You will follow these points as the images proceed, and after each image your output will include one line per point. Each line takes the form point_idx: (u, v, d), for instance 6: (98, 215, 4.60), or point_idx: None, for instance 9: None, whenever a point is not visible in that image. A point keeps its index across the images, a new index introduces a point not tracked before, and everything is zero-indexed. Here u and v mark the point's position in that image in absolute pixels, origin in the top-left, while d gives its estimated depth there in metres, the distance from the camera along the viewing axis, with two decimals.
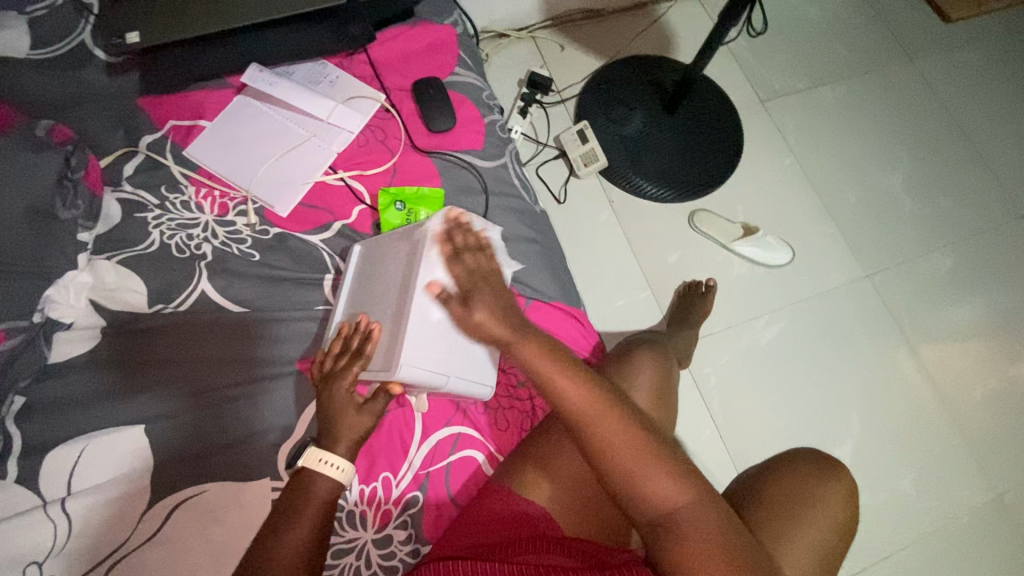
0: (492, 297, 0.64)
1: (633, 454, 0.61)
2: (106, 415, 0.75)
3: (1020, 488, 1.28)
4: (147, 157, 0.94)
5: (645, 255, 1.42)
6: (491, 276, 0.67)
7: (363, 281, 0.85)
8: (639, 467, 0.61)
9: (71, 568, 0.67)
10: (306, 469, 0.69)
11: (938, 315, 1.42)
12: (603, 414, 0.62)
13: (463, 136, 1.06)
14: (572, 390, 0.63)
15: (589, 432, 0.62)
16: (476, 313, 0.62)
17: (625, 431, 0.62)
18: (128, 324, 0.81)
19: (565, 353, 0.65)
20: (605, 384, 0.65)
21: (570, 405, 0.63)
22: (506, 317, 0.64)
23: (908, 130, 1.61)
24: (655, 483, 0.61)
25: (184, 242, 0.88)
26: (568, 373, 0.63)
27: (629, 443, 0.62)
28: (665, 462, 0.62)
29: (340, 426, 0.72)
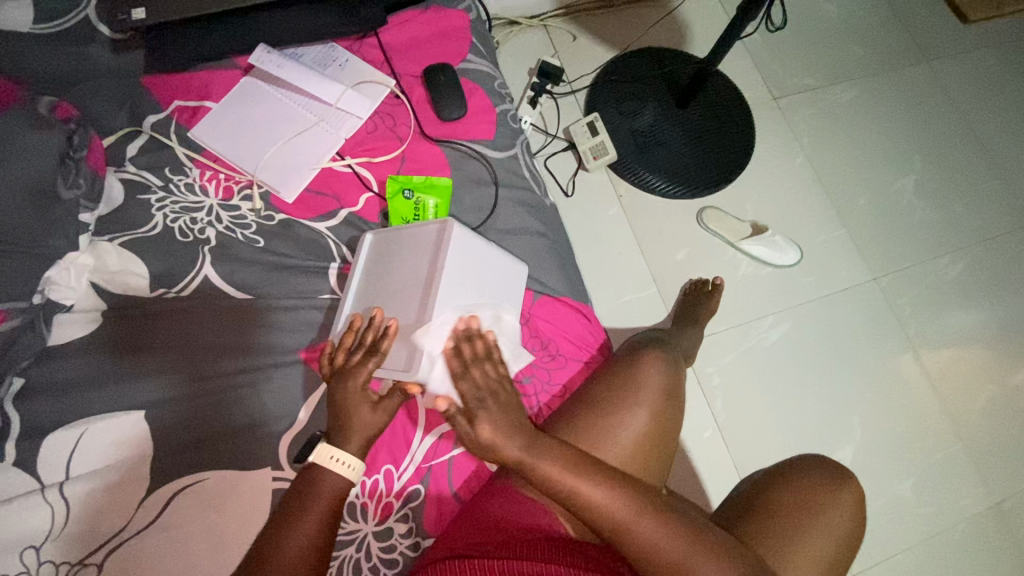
0: (497, 410, 0.70)
1: (679, 547, 0.64)
2: (106, 399, 0.74)
3: (1018, 496, 1.28)
4: (150, 138, 0.93)
5: (652, 252, 1.40)
6: (498, 388, 0.72)
7: (374, 275, 0.84)
8: (687, 559, 0.63)
9: (68, 553, 0.67)
10: (315, 465, 0.68)
11: (945, 321, 1.40)
12: (639, 515, 0.65)
13: (474, 126, 1.04)
14: (601, 493, 0.66)
15: (628, 534, 0.64)
16: (482, 432, 0.68)
17: (661, 525, 0.65)
18: (130, 308, 0.80)
19: (581, 458, 0.68)
20: (624, 479, 0.68)
21: (603, 508, 0.65)
22: (512, 433, 0.68)
23: (921, 132, 1.59)
24: (704, 570, 0.63)
25: (187, 226, 0.87)
26: (593, 476, 0.67)
27: (669, 534, 0.65)
28: (706, 548, 0.65)
29: (350, 422, 0.70)
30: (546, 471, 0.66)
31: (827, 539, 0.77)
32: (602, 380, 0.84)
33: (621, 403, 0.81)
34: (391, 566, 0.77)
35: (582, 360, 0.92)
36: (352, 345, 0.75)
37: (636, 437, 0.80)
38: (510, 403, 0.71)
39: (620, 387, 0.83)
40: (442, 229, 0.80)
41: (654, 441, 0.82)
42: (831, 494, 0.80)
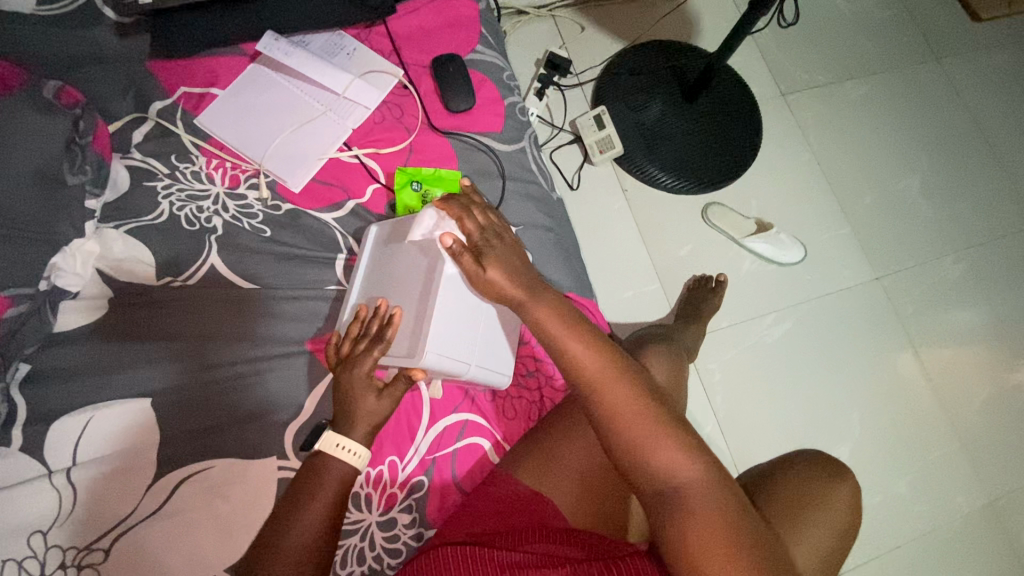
0: (500, 253, 0.69)
1: (645, 422, 0.61)
2: (112, 386, 0.74)
3: (1012, 495, 1.30)
4: (156, 124, 0.92)
5: (656, 247, 1.40)
6: (502, 238, 0.71)
7: (379, 264, 0.83)
8: (647, 436, 0.61)
9: (75, 538, 0.67)
10: (322, 452, 0.70)
11: (946, 321, 1.41)
12: (611, 378, 0.63)
13: (482, 118, 1.03)
14: (581, 347, 0.64)
15: (597, 396, 0.63)
16: (488, 269, 0.67)
17: (636, 397, 0.63)
18: (137, 296, 0.80)
19: (578, 318, 0.67)
20: (614, 352, 0.65)
21: (579, 363, 0.64)
22: (512, 275, 0.68)
23: (929, 132, 1.58)
24: (662, 451, 0.60)
25: (194, 214, 0.86)
26: (578, 330, 0.65)
27: (639, 413, 0.62)
28: (674, 433, 0.61)
29: (355, 411, 0.72)
30: (537, 316, 0.67)
31: (825, 533, 0.78)
32: None
33: None
34: (395, 555, 0.78)
35: None
36: (358, 333, 0.75)
37: None
38: (514, 254, 0.70)
39: None
40: None
41: None
42: (829, 489, 0.80)
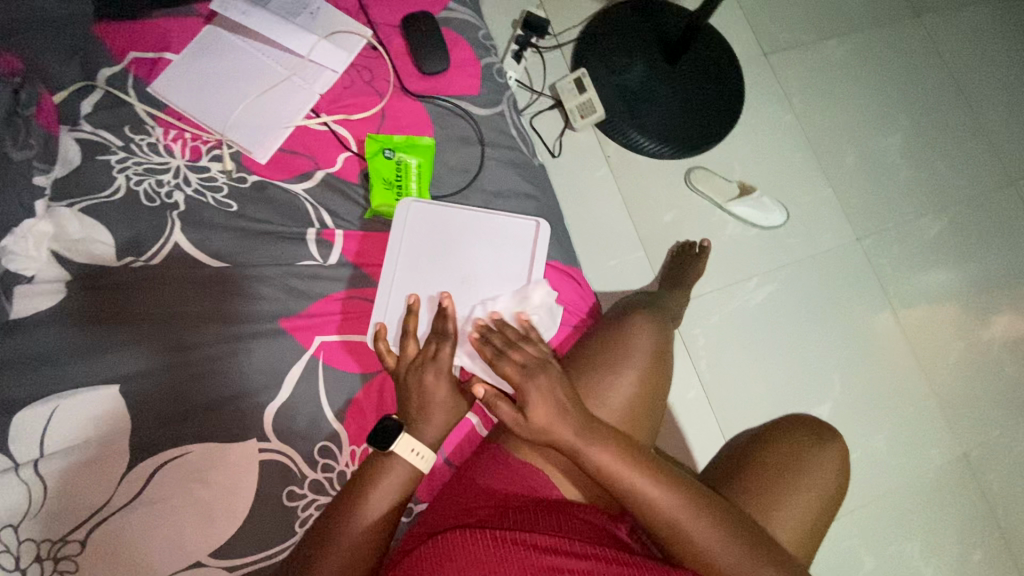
0: (546, 397, 0.68)
1: (734, 552, 0.65)
2: (76, 373, 0.70)
3: (985, 446, 1.34)
4: (106, 93, 0.86)
5: (639, 214, 1.38)
6: (540, 367, 0.71)
7: (425, 256, 0.85)
8: (737, 564, 0.65)
9: (48, 530, 0.65)
10: (394, 453, 0.67)
11: (924, 280, 1.43)
12: (690, 516, 0.65)
13: (457, 80, 0.98)
14: (656, 489, 0.66)
15: (670, 528, 0.65)
16: (533, 415, 0.68)
17: (716, 528, 0.66)
18: (96, 277, 0.75)
19: (636, 451, 0.68)
20: (675, 475, 0.68)
21: (649, 500, 0.66)
22: (562, 415, 0.68)
23: (909, 90, 1.57)
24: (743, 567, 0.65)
25: (153, 189, 0.81)
26: (646, 470, 0.67)
27: (714, 535, 0.65)
28: (758, 554, 0.65)
29: (430, 411, 0.70)
30: (598, 460, 0.67)
31: (811, 499, 0.78)
32: (591, 343, 0.83)
33: (608, 366, 0.80)
34: None
35: (572, 325, 0.91)
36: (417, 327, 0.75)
37: (626, 399, 0.79)
38: (561, 386, 0.70)
39: (609, 353, 0.81)
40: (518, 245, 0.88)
41: (642, 404, 0.81)
42: (816, 457, 0.81)
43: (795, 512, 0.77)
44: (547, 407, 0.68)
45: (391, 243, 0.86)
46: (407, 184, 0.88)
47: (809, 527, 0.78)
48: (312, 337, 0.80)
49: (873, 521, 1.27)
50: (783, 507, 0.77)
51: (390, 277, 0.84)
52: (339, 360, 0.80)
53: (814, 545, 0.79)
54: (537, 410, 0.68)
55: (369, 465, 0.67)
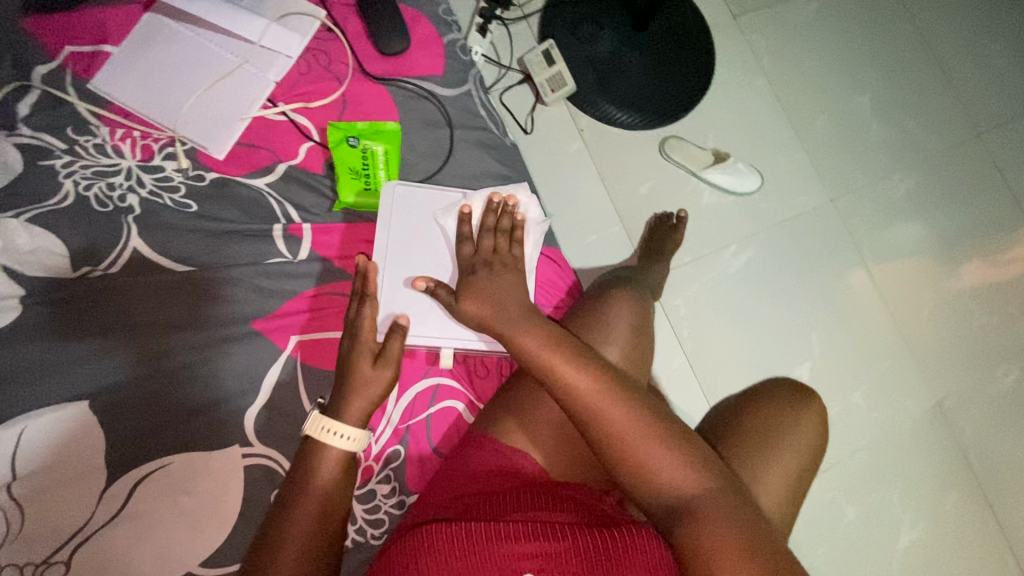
0: (486, 283, 0.72)
1: (645, 438, 0.62)
2: (40, 393, 0.67)
3: (957, 394, 1.39)
4: (44, 93, 0.80)
5: (615, 187, 1.37)
6: (503, 260, 0.75)
7: (417, 249, 0.82)
8: (652, 454, 0.62)
9: (28, 555, 0.63)
10: (310, 439, 0.66)
11: (897, 237, 1.45)
12: (611, 398, 0.64)
13: (420, 60, 0.95)
14: (572, 371, 0.65)
15: (587, 411, 0.64)
16: (463, 300, 0.71)
17: (632, 413, 0.63)
18: (52, 291, 0.71)
19: (563, 340, 0.68)
20: (600, 367, 0.66)
21: (565, 383, 0.65)
22: (496, 304, 0.70)
23: (878, 47, 1.57)
24: (658, 459, 0.62)
25: (105, 194, 0.77)
26: (569, 353, 0.66)
27: (630, 418, 0.63)
28: (678, 450, 0.63)
29: (355, 387, 0.68)
30: (522, 340, 0.68)
31: (791, 463, 0.80)
32: (571, 321, 0.83)
33: (589, 343, 0.80)
34: (377, 525, 0.78)
35: (553, 306, 0.91)
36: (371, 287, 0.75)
37: None
38: (503, 283, 0.72)
39: (590, 331, 0.81)
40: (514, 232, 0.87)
41: None
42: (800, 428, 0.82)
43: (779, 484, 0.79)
44: (483, 298, 0.71)
45: (384, 221, 0.83)
46: (375, 171, 0.85)
47: (790, 490, 0.80)
48: (288, 337, 0.78)
49: (855, 473, 1.32)
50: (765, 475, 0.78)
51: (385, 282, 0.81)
52: (318, 358, 0.78)
53: (796, 506, 0.81)
54: (474, 296, 0.72)
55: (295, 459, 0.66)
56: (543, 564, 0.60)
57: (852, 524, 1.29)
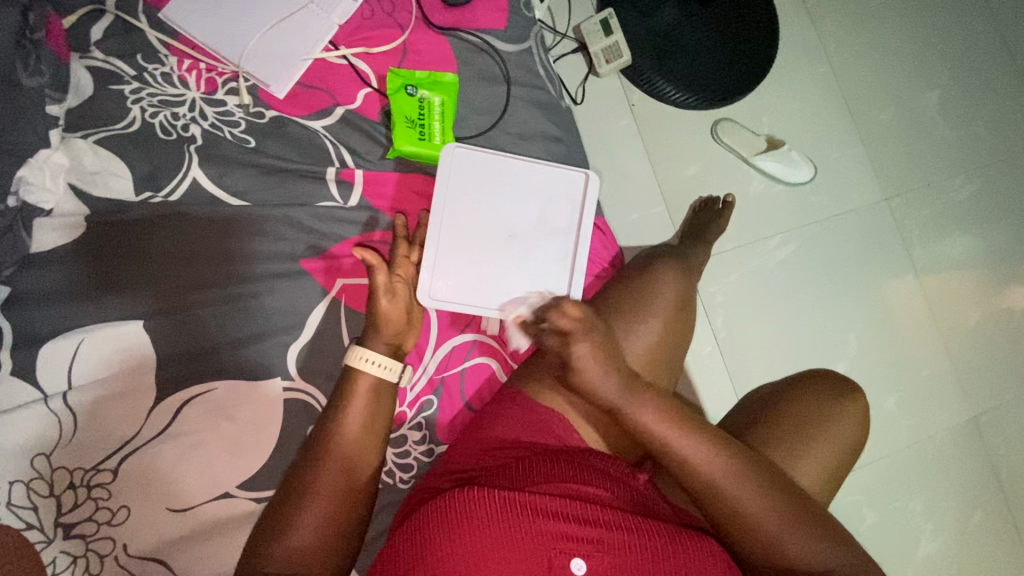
0: (600, 352, 0.66)
1: (777, 520, 0.63)
2: (98, 310, 0.70)
3: (996, 411, 1.34)
4: (116, 18, 0.82)
5: (662, 166, 1.34)
6: (596, 332, 0.65)
7: (469, 205, 0.85)
8: (782, 534, 0.62)
9: (78, 459, 0.66)
10: (349, 366, 0.69)
11: (949, 243, 1.39)
12: (741, 473, 0.64)
13: (483, 13, 0.93)
14: (693, 450, 0.65)
15: (714, 491, 0.64)
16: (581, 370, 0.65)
17: (759, 491, 0.64)
18: (114, 213, 0.74)
19: (680, 416, 0.67)
20: (723, 443, 0.66)
21: (692, 465, 0.64)
22: (610, 373, 0.66)
23: (952, 42, 1.48)
24: (797, 544, 0.62)
25: (169, 122, 0.78)
26: (686, 430, 0.66)
27: (757, 500, 0.63)
28: (802, 521, 0.63)
29: (380, 321, 0.71)
30: (642, 418, 0.66)
31: (845, 425, 0.81)
32: (613, 291, 0.82)
33: (633, 312, 0.79)
34: (406, 470, 0.80)
35: (594, 274, 0.90)
36: (420, 244, 0.81)
37: (650, 343, 0.79)
38: (611, 350, 0.67)
39: (635, 296, 0.81)
40: (568, 201, 0.88)
41: (665, 349, 0.80)
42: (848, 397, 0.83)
43: (834, 442, 0.80)
44: (599, 376, 0.66)
45: (440, 174, 0.84)
46: (430, 122, 0.85)
47: (838, 462, 0.80)
48: (334, 279, 0.80)
49: (878, 479, 1.29)
50: (824, 431, 0.80)
51: (435, 223, 0.83)
52: (359, 302, 0.80)
53: (840, 479, 0.82)
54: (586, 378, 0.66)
55: (335, 387, 0.69)
56: (593, 550, 0.60)
57: (871, 529, 1.27)
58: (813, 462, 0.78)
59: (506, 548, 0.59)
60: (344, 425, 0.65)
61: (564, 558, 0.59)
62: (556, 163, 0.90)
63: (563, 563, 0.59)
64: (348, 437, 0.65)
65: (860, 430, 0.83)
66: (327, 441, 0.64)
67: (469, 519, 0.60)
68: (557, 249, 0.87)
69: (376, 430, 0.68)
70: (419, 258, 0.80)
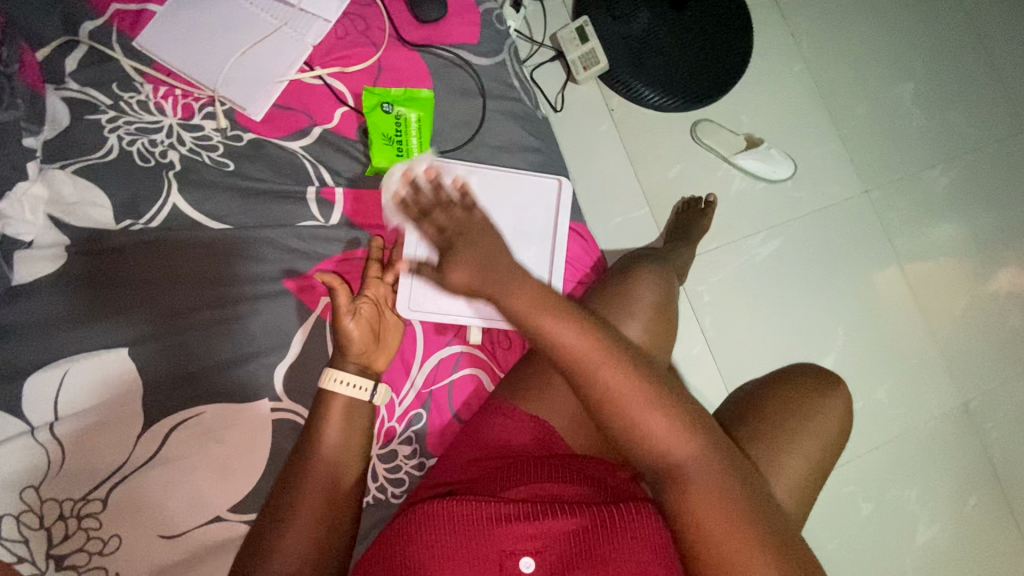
0: (471, 250, 0.61)
1: (649, 411, 0.61)
2: (83, 339, 0.70)
3: (985, 396, 1.36)
4: (90, 48, 0.83)
5: (644, 169, 1.36)
6: (466, 229, 0.62)
7: None
8: (651, 424, 0.61)
9: (67, 491, 0.65)
10: (324, 388, 0.70)
11: (930, 232, 1.41)
12: (606, 360, 0.62)
13: (456, 28, 0.95)
14: (571, 337, 0.62)
15: (587, 380, 0.62)
16: (449, 275, 0.61)
17: (634, 379, 0.62)
18: (95, 242, 0.74)
19: (562, 304, 0.63)
20: (603, 332, 0.63)
21: (568, 351, 0.62)
22: (485, 267, 0.61)
23: (924, 34, 1.51)
24: (662, 434, 0.61)
25: (147, 149, 0.79)
26: (567, 318, 0.62)
27: (631, 389, 0.61)
28: (675, 415, 0.62)
29: (344, 342, 0.72)
30: (519, 305, 0.62)
31: (828, 421, 0.82)
32: (595, 297, 0.83)
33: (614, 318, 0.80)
34: (398, 485, 0.80)
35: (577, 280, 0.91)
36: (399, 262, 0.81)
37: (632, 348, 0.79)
38: (486, 245, 0.62)
39: (617, 300, 0.81)
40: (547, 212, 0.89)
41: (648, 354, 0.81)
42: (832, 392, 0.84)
43: (819, 439, 0.81)
44: (470, 269, 0.61)
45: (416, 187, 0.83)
46: (407, 138, 0.86)
47: (824, 457, 0.82)
48: (318, 298, 0.80)
49: (872, 470, 1.30)
50: (808, 429, 0.81)
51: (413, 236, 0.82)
52: None
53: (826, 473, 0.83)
54: (459, 268, 0.61)
55: (310, 407, 0.70)
56: (541, 545, 0.61)
57: (866, 520, 1.27)
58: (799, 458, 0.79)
59: (460, 549, 0.60)
60: (321, 445, 0.66)
61: (515, 558, 0.60)
62: (534, 172, 0.91)
63: (512, 564, 0.60)
64: (325, 457, 0.66)
65: (844, 425, 0.84)
66: (303, 462, 0.65)
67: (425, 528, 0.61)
68: (536, 259, 0.87)
69: (353, 448, 0.69)
70: (393, 279, 0.80)
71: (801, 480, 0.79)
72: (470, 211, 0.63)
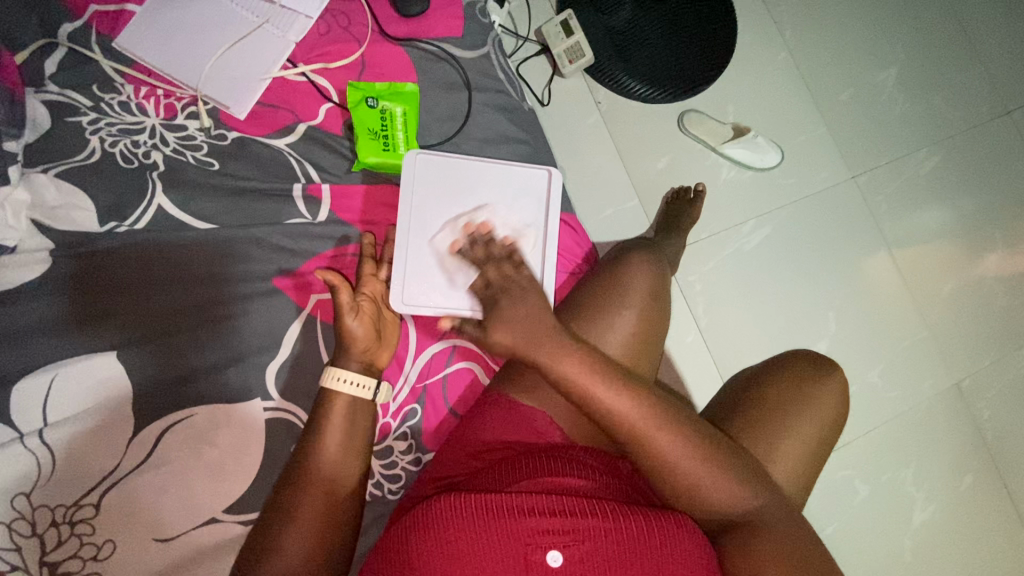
0: (516, 309, 0.66)
1: (702, 471, 0.64)
2: (71, 344, 0.69)
3: (977, 376, 1.37)
4: (70, 50, 0.82)
5: (633, 161, 1.36)
6: (513, 285, 0.68)
7: (436, 214, 0.84)
8: (705, 482, 0.64)
9: (59, 497, 0.65)
10: (326, 387, 0.69)
11: (918, 216, 1.42)
12: (661, 428, 0.64)
13: (439, 22, 0.95)
14: (622, 406, 0.64)
15: (641, 445, 0.64)
16: (494, 333, 0.66)
17: (685, 443, 0.64)
18: (80, 245, 0.73)
19: (609, 371, 0.65)
20: (650, 396, 0.66)
21: (620, 419, 0.64)
22: (529, 329, 0.66)
23: (905, 20, 1.52)
24: (717, 492, 0.64)
25: (129, 150, 0.78)
26: (615, 388, 0.64)
27: (684, 453, 0.64)
28: (727, 471, 0.65)
29: (348, 340, 0.71)
30: (569, 373, 0.64)
31: (825, 402, 0.83)
32: (587, 286, 0.83)
33: (605, 305, 0.80)
34: (394, 481, 0.80)
35: (568, 271, 0.91)
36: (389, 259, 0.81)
37: (625, 336, 0.80)
38: (531, 305, 0.67)
39: (608, 293, 0.81)
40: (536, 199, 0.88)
41: (642, 341, 0.81)
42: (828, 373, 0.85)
43: (818, 419, 0.81)
44: (515, 326, 0.66)
45: (404, 184, 0.84)
46: (393, 132, 0.85)
47: (823, 436, 0.82)
48: (309, 295, 0.80)
49: (868, 452, 1.31)
50: (806, 409, 0.81)
51: (402, 232, 0.83)
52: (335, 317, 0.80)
53: (826, 452, 0.83)
54: (504, 330, 0.66)
55: (312, 407, 0.70)
56: (568, 540, 0.59)
57: (864, 503, 1.28)
58: (799, 438, 0.80)
59: (478, 548, 0.59)
60: (322, 445, 0.66)
61: (540, 552, 0.59)
62: (521, 163, 0.91)
63: (539, 558, 0.59)
64: (326, 455, 0.65)
65: (842, 405, 0.84)
66: (304, 460, 0.65)
67: (446, 523, 0.59)
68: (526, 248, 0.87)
69: (355, 447, 0.68)
70: (387, 275, 0.80)
71: (802, 459, 0.79)
72: (517, 269, 0.70)
